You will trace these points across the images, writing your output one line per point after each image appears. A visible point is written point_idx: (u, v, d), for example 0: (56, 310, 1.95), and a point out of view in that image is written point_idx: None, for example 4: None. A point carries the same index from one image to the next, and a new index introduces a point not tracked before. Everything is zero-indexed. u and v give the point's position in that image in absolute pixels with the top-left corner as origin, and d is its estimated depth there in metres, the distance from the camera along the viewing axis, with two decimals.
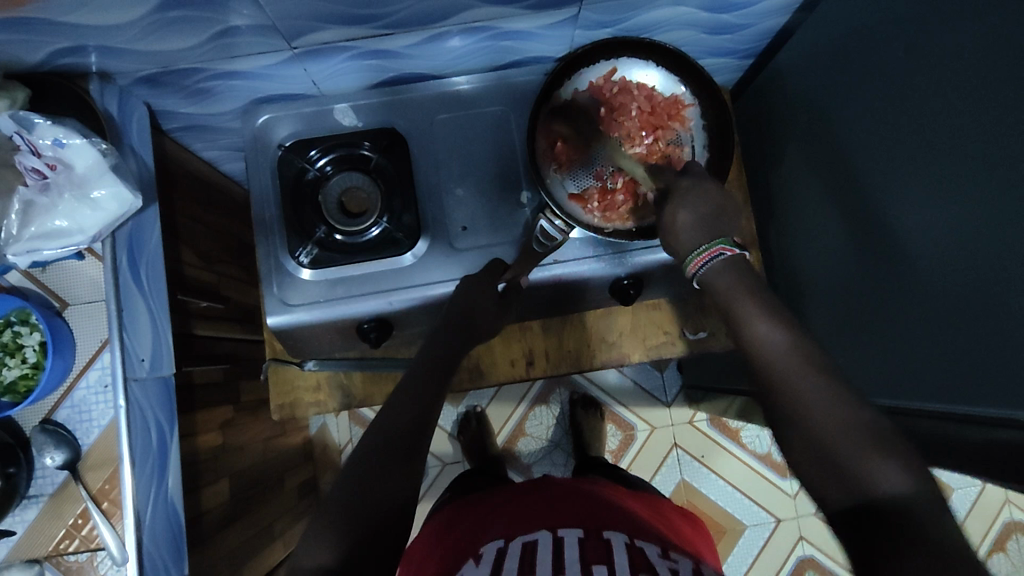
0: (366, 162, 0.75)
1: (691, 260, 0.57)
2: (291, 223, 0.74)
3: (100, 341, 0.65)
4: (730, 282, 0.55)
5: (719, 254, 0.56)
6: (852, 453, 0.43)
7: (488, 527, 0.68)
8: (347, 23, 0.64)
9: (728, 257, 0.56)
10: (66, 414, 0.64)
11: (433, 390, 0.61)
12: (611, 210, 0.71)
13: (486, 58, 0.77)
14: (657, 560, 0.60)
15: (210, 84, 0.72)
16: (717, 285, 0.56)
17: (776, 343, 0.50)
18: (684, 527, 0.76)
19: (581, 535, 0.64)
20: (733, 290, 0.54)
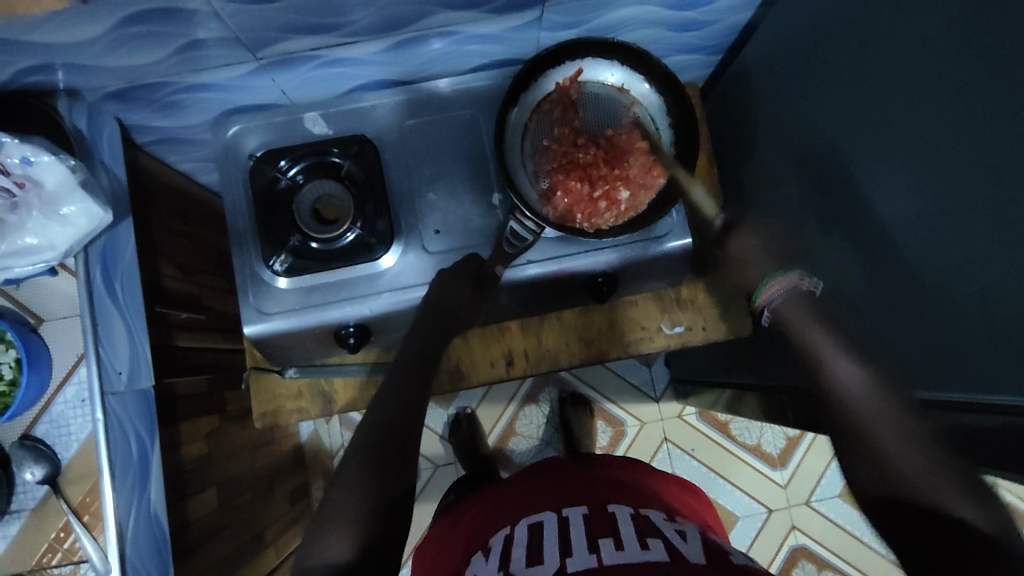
0: (338, 169, 0.75)
1: (764, 290, 0.62)
2: (266, 232, 0.74)
3: (76, 355, 0.66)
4: (803, 312, 0.61)
5: (793, 285, 0.61)
6: (925, 477, 0.48)
7: (499, 513, 0.70)
8: (311, 33, 0.65)
9: (801, 288, 0.62)
10: (44, 429, 0.64)
11: (416, 381, 0.66)
12: (596, 217, 0.71)
13: (454, 62, 0.77)
14: (663, 524, 0.62)
15: (180, 97, 0.72)
16: (792, 316, 0.61)
17: (853, 378, 0.55)
18: (691, 497, 0.76)
19: (587, 511, 0.65)
20: (806, 319, 0.60)
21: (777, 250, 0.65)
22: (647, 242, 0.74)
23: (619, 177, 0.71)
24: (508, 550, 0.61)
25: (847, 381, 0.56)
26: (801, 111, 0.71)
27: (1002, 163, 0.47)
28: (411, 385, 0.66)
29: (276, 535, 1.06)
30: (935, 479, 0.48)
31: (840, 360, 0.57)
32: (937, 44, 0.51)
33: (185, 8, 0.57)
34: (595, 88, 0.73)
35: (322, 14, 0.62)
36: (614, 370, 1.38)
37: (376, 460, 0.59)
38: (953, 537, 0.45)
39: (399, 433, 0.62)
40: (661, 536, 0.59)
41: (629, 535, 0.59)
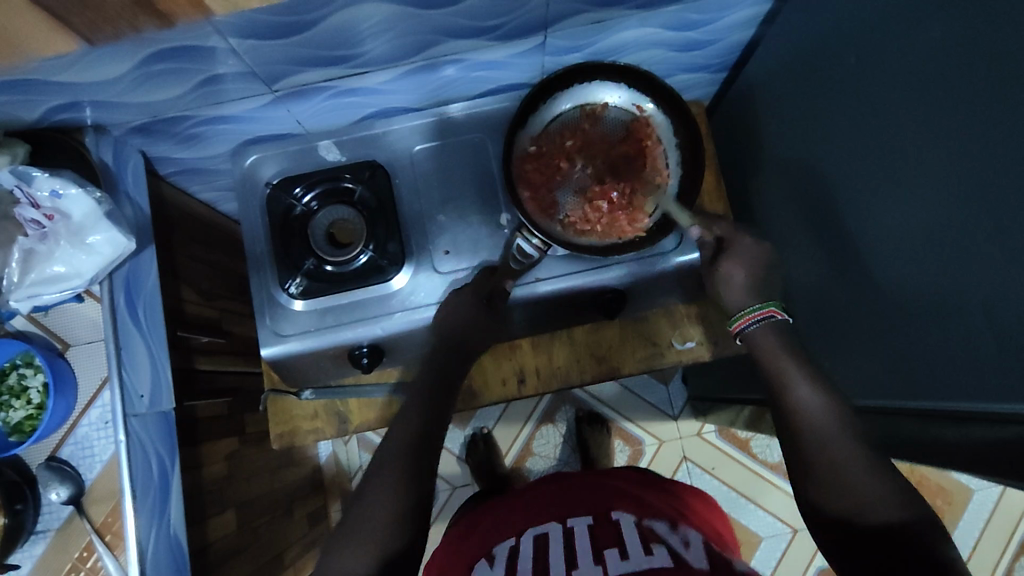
0: (351, 194, 0.78)
1: (739, 318, 0.67)
2: (283, 258, 0.76)
3: (100, 378, 0.68)
4: (773, 346, 0.64)
5: (769, 316, 0.65)
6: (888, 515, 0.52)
7: (509, 523, 0.71)
8: (322, 66, 0.68)
9: (776, 320, 0.65)
10: (70, 450, 0.66)
11: (441, 411, 0.68)
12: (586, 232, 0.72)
13: (461, 87, 0.80)
14: (667, 533, 0.62)
15: (200, 129, 0.75)
16: (762, 347, 0.64)
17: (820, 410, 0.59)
18: (699, 506, 0.75)
19: (591, 522, 0.66)
20: (778, 354, 0.63)
21: (760, 281, 0.68)
22: (669, 255, 0.75)
23: (611, 201, 0.72)
24: (514, 561, 0.62)
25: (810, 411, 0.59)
26: (801, 127, 0.72)
27: (995, 169, 0.47)
28: (430, 403, 0.68)
29: (294, 557, 1.07)
30: (884, 503, 0.53)
31: (808, 392, 0.60)
32: (928, 55, 0.52)
33: (203, 46, 0.60)
34: (616, 115, 0.74)
35: (331, 47, 0.65)
36: (631, 387, 1.38)
37: (386, 480, 0.61)
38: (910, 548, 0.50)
39: (411, 455, 0.63)
40: (665, 543, 0.59)
41: (635, 544, 0.59)
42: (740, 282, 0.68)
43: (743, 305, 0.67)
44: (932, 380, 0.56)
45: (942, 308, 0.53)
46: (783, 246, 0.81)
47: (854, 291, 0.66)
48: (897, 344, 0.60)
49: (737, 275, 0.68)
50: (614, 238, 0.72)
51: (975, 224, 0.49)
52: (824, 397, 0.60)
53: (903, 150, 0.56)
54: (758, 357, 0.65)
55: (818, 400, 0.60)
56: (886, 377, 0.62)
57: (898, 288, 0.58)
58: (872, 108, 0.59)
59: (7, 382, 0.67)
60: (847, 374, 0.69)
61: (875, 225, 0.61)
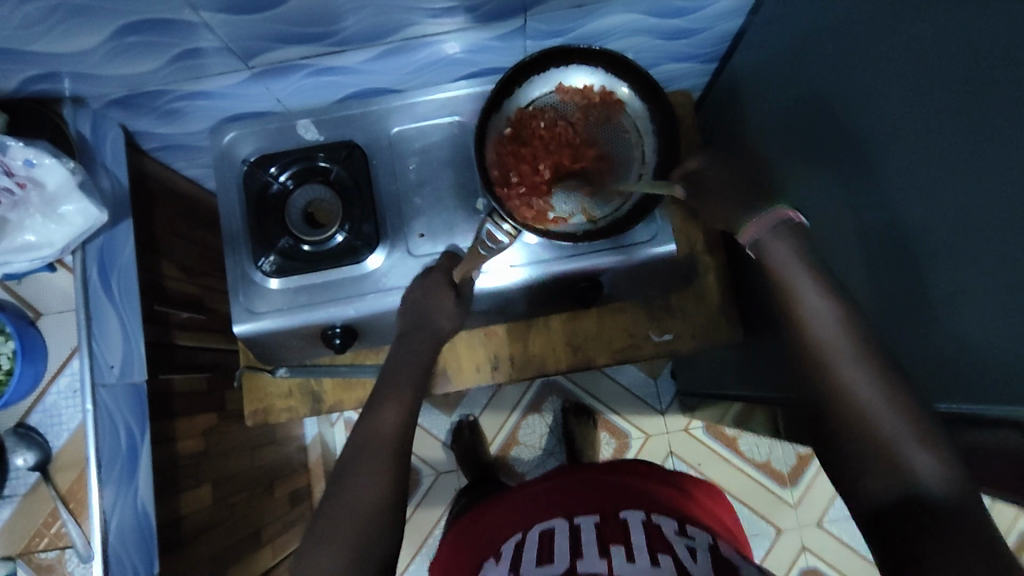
0: (327, 174, 0.78)
1: (747, 225, 0.56)
2: (258, 235, 0.76)
3: (71, 348, 0.69)
4: (789, 243, 0.54)
5: (783, 217, 0.55)
6: (908, 445, 0.46)
7: (517, 516, 0.70)
8: (298, 42, 0.68)
9: (789, 221, 0.55)
10: (38, 418, 0.67)
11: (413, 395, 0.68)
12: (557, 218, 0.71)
13: (442, 71, 0.79)
14: (674, 539, 0.61)
15: (179, 104, 0.76)
16: (773, 252, 0.55)
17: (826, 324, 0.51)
18: (712, 505, 0.75)
19: (598, 519, 0.65)
20: (786, 256, 0.54)
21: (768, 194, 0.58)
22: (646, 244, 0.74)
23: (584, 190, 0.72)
24: (517, 556, 0.61)
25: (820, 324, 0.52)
26: (781, 119, 0.71)
27: (961, 166, 0.45)
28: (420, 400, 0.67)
29: (273, 535, 1.08)
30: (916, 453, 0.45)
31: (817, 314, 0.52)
32: (899, 48, 0.50)
33: (176, 19, 0.60)
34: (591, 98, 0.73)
35: (306, 24, 0.65)
36: (618, 380, 1.37)
37: (373, 468, 0.59)
38: (922, 503, 0.44)
39: (396, 445, 0.62)
40: (671, 551, 0.58)
41: (640, 547, 0.58)
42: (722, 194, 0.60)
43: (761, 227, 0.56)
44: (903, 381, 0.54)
45: (908, 308, 0.52)
46: None
47: None
48: None
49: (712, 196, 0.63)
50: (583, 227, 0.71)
51: (942, 220, 0.48)
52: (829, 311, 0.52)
53: (875, 142, 0.55)
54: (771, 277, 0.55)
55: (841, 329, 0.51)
56: None
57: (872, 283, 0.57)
58: (848, 99, 0.58)
59: None
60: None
61: (848, 222, 0.60)
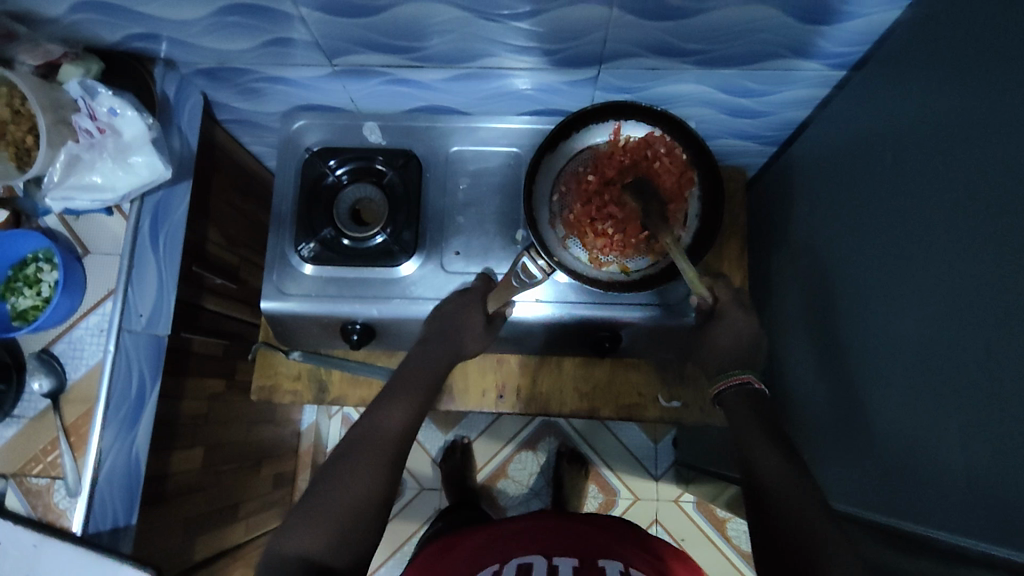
0: (380, 176, 0.81)
1: (721, 379, 0.68)
2: (303, 220, 0.79)
3: (107, 289, 0.71)
4: (743, 411, 0.65)
5: (744, 381, 0.67)
6: None
7: (495, 546, 0.71)
8: (382, 51, 0.72)
9: (750, 386, 0.67)
10: (62, 348, 0.70)
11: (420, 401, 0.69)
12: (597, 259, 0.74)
13: (510, 103, 0.82)
14: None
15: (260, 85, 0.80)
16: (732, 409, 0.66)
17: (793, 484, 0.57)
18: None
19: (576, 565, 0.66)
20: (743, 413, 0.65)
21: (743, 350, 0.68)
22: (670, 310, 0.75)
23: (622, 238, 0.74)
24: None
25: (777, 479, 0.58)
26: (826, 213, 0.72)
27: (992, 298, 0.46)
28: (424, 397, 0.68)
29: (250, 512, 1.09)
30: None
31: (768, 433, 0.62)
32: (950, 173, 0.51)
33: (277, 10, 0.64)
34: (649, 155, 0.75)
35: (394, 35, 0.68)
36: (617, 436, 1.36)
37: (367, 456, 0.61)
38: None
39: (397, 442, 0.64)
40: None
41: None
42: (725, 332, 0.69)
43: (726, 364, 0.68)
44: (908, 501, 0.54)
45: (924, 428, 0.52)
46: (790, 328, 0.80)
47: (845, 389, 0.65)
48: (884, 454, 0.58)
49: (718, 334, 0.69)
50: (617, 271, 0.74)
51: (967, 346, 0.48)
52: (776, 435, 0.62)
53: (913, 258, 0.55)
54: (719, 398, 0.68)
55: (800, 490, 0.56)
56: (866, 489, 0.60)
57: (888, 394, 0.57)
58: (892, 210, 0.59)
59: (24, 271, 0.70)
60: (831, 477, 0.66)
61: (873, 331, 0.60)
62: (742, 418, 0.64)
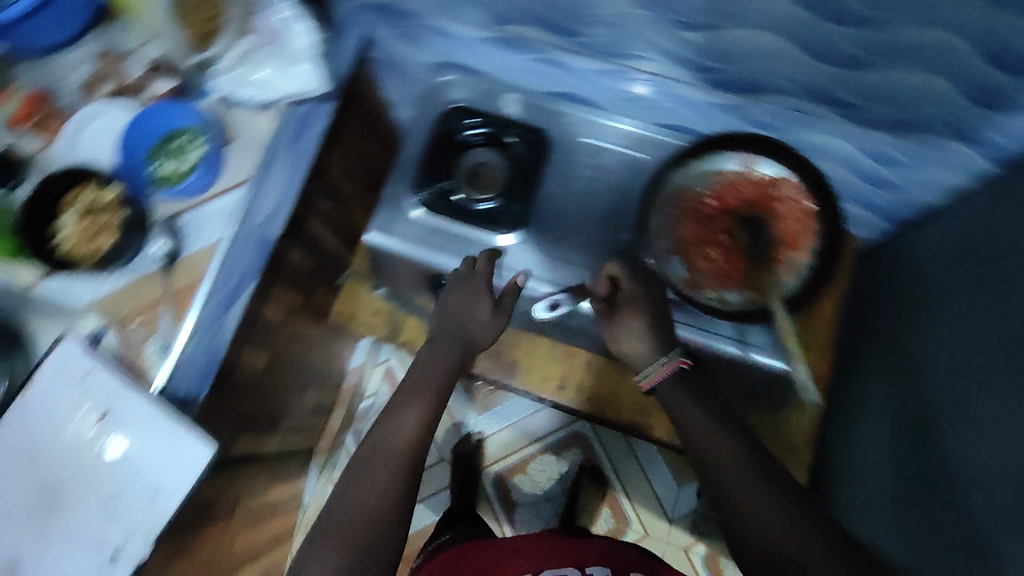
0: (508, 147, 0.83)
1: (650, 372, 0.64)
2: (428, 167, 0.82)
3: (240, 177, 0.73)
4: (682, 401, 0.61)
5: (677, 365, 0.63)
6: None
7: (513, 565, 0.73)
8: (545, 26, 0.74)
9: (680, 370, 0.63)
10: (187, 221, 0.72)
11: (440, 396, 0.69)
12: (695, 277, 0.72)
13: (649, 110, 0.83)
14: None
15: (422, 32, 0.84)
16: (672, 401, 0.62)
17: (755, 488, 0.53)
18: None
19: None
20: (687, 406, 0.61)
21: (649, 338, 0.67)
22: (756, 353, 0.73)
23: (724, 264, 0.72)
24: None
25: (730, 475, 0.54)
26: (952, 308, 0.69)
27: None
28: (438, 401, 0.68)
29: (287, 430, 1.12)
30: None
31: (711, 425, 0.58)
32: None
33: None
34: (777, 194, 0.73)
35: (562, 13, 0.71)
36: (648, 476, 1.34)
37: (383, 471, 0.60)
38: None
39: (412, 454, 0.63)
40: None
41: None
42: (641, 334, 0.67)
43: (648, 346, 0.66)
44: None
45: (1005, 535, 0.49)
46: (881, 411, 0.78)
47: (931, 484, 0.63)
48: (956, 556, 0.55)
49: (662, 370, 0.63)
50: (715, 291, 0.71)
51: None
52: (711, 419, 0.59)
53: None
54: (668, 406, 0.62)
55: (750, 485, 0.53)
56: None
57: (976, 497, 0.54)
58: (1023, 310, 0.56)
59: (171, 140, 0.72)
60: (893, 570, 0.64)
61: (976, 431, 0.57)
62: (680, 409, 0.61)
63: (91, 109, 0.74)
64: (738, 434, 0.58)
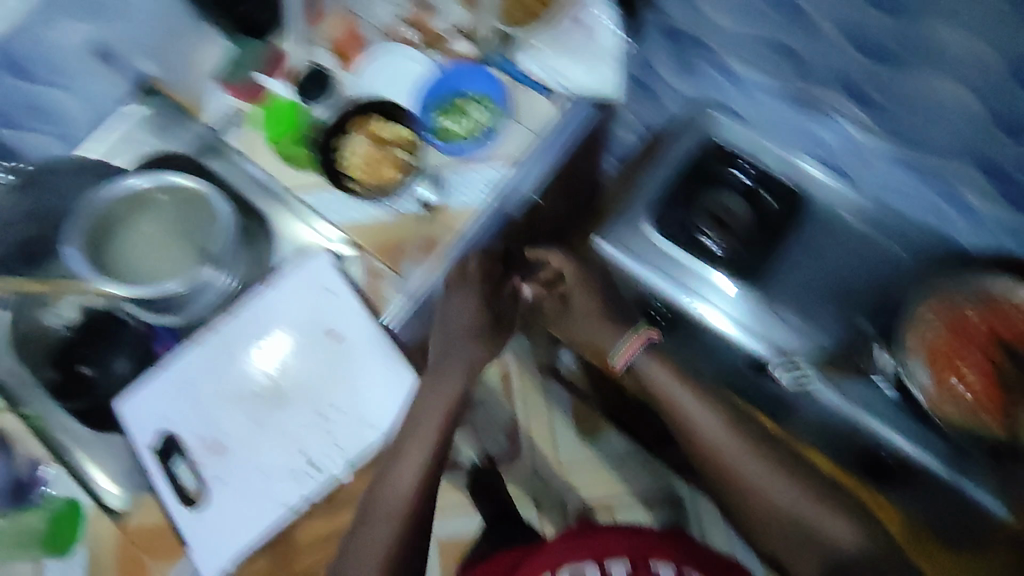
0: (761, 202, 0.80)
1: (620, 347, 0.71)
2: (677, 198, 0.81)
3: (511, 154, 0.74)
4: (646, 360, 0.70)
5: (647, 336, 0.71)
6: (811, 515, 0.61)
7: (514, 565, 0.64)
8: (849, 90, 0.73)
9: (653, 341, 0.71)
10: (453, 177, 0.73)
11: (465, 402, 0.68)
12: (948, 403, 0.68)
13: (908, 205, 0.81)
14: None
15: (703, 66, 0.84)
16: (685, 405, 0.68)
17: (712, 426, 0.66)
18: None
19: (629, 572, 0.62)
20: (662, 384, 0.69)
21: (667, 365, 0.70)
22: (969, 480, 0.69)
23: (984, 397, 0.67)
24: None
25: (709, 426, 0.66)
26: None
27: None
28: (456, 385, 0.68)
29: None
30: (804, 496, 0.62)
31: (710, 425, 0.66)
32: None
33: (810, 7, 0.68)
34: None
35: (873, 78, 0.70)
36: None
37: (412, 446, 0.64)
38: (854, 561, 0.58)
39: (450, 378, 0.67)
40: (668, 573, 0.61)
41: None
42: (594, 321, 0.72)
43: (617, 336, 0.71)
44: None
45: None
46: None
47: None
48: None
49: (678, 393, 0.68)
50: (966, 424, 0.67)
51: None
52: (717, 416, 0.67)
53: None
54: (650, 390, 0.70)
55: (722, 428, 0.66)
56: None
57: None
58: None
59: (462, 101, 0.76)
60: None
61: None
62: (674, 405, 0.68)
63: (394, 47, 0.78)
64: (755, 434, 0.66)
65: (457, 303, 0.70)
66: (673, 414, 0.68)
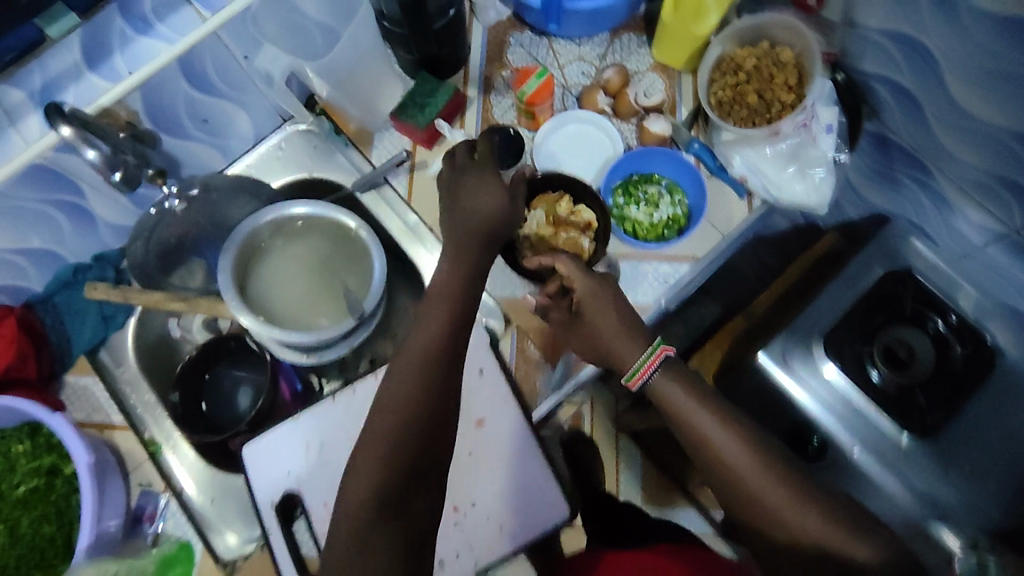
0: (951, 350, 0.70)
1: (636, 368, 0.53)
2: (854, 324, 0.72)
3: (693, 254, 0.68)
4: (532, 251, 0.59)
5: (663, 355, 0.53)
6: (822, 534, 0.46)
7: None
8: None
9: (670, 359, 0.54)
10: (626, 269, 0.67)
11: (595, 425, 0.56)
12: None
13: None
14: None
15: (908, 183, 0.75)
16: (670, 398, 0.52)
17: (728, 436, 0.49)
18: None
19: None
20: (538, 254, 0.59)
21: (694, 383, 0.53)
22: None
23: None
24: None
25: (723, 445, 0.49)
26: None
27: None
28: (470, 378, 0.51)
29: None
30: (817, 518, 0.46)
31: (717, 426, 0.50)
32: None
33: None
34: None
35: None
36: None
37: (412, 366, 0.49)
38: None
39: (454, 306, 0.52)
40: None
41: None
42: (614, 335, 0.55)
43: (637, 352, 0.54)
44: None
45: None
46: None
47: None
48: None
49: (679, 401, 0.51)
50: None
51: None
52: (737, 430, 0.49)
53: None
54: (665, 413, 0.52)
55: (739, 445, 0.49)
56: None
57: None
58: None
59: (649, 187, 0.70)
60: None
61: None
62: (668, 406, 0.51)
63: (586, 115, 0.72)
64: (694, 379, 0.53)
65: (477, 180, 0.56)
66: (680, 425, 0.51)
